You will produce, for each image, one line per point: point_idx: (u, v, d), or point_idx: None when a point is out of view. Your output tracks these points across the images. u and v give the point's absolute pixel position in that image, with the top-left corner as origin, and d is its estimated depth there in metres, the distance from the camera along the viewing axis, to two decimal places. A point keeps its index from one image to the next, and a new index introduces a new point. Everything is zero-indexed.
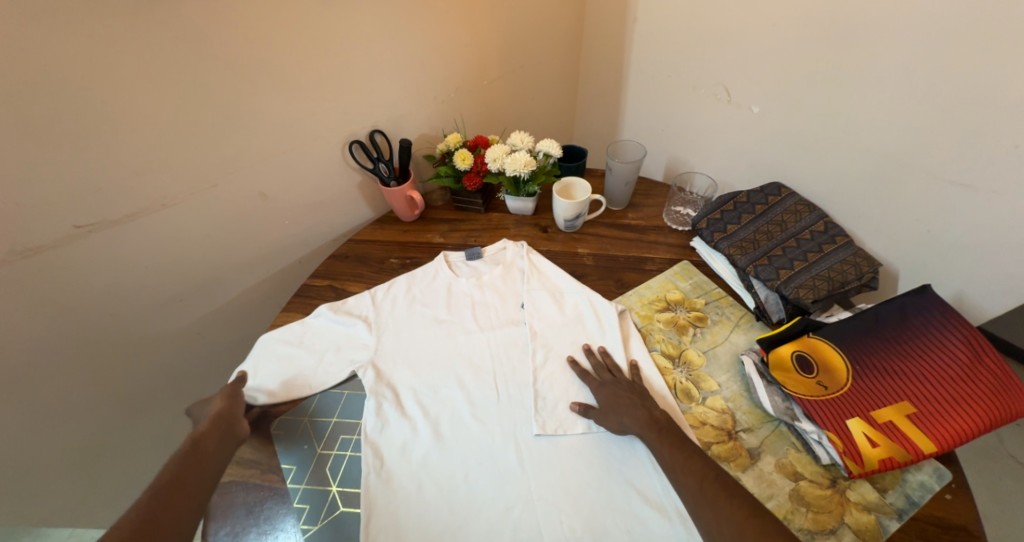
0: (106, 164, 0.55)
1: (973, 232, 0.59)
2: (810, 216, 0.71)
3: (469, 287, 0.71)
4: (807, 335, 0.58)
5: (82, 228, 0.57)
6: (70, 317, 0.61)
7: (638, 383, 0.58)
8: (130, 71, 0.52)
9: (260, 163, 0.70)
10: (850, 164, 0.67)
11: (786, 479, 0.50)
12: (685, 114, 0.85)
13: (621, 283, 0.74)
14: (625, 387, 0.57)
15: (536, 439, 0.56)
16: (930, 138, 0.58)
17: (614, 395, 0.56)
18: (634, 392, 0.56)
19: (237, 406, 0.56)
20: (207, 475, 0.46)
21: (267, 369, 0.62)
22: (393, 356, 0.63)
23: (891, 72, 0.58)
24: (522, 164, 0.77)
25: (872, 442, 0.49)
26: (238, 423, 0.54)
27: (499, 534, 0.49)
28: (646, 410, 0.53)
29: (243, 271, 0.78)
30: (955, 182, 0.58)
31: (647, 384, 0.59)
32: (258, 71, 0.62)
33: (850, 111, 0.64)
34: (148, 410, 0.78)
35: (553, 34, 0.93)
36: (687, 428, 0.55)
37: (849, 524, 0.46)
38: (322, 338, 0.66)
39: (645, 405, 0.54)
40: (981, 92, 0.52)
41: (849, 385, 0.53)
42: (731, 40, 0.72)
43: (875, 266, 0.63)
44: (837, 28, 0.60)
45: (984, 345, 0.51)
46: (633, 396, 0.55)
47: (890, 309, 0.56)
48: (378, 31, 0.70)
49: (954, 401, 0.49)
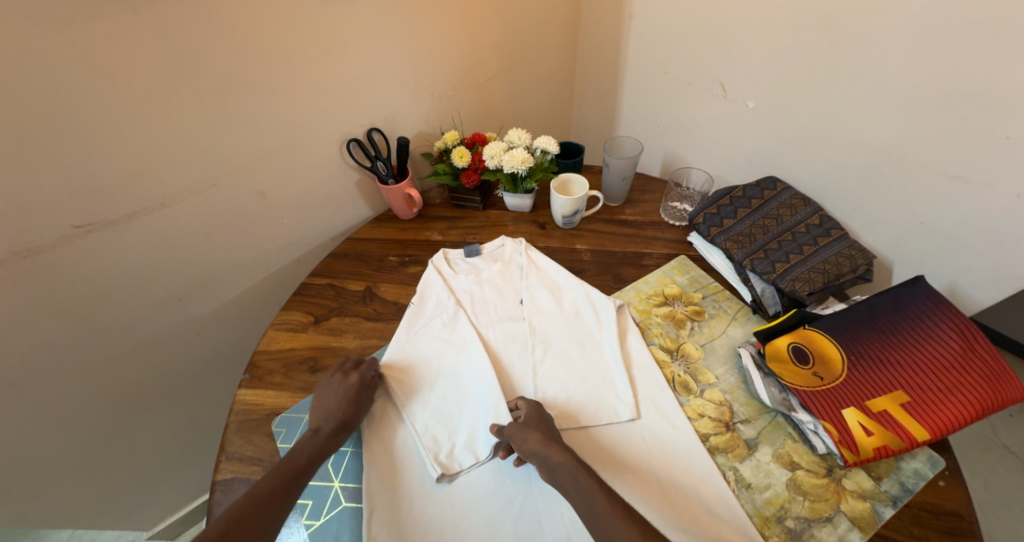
0: (104, 165, 0.56)
1: (965, 223, 0.60)
2: (805, 210, 0.71)
3: (468, 284, 0.72)
4: (803, 326, 0.58)
5: (80, 229, 0.58)
6: (70, 315, 0.62)
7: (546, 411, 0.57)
8: (128, 71, 0.52)
9: (260, 162, 0.70)
10: (846, 158, 0.67)
11: (783, 469, 0.51)
12: (681, 109, 0.86)
13: (619, 279, 0.74)
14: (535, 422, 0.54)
15: (507, 459, 0.55)
16: (923, 132, 0.59)
17: (538, 416, 0.54)
18: (550, 424, 0.54)
19: (357, 388, 0.57)
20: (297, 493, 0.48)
21: (411, 351, 0.64)
22: (409, 365, 0.62)
23: (886, 65, 0.59)
24: (520, 160, 0.77)
25: (867, 431, 0.49)
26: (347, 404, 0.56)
27: (501, 526, 0.50)
28: (539, 432, 0.52)
29: (243, 270, 0.78)
30: (948, 175, 0.59)
31: (569, 413, 0.57)
32: (256, 71, 0.62)
33: (844, 106, 0.64)
34: (149, 407, 0.79)
35: (550, 30, 0.93)
36: (609, 464, 0.53)
37: (845, 512, 0.47)
38: (421, 356, 0.63)
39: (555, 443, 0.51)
40: (971, 86, 0.53)
41: (845, 375, 0.53)
42: (726, 36, 0.72)
43: (870, 258, 0.64)
44: (830, 24, 0.61)
45: (974, 334, 0.51)
46: (545, 425, 0.53)
47: (884, 301, 0.57)
48: (376, 30, 0.70)
49: (947, 390, 0.50)
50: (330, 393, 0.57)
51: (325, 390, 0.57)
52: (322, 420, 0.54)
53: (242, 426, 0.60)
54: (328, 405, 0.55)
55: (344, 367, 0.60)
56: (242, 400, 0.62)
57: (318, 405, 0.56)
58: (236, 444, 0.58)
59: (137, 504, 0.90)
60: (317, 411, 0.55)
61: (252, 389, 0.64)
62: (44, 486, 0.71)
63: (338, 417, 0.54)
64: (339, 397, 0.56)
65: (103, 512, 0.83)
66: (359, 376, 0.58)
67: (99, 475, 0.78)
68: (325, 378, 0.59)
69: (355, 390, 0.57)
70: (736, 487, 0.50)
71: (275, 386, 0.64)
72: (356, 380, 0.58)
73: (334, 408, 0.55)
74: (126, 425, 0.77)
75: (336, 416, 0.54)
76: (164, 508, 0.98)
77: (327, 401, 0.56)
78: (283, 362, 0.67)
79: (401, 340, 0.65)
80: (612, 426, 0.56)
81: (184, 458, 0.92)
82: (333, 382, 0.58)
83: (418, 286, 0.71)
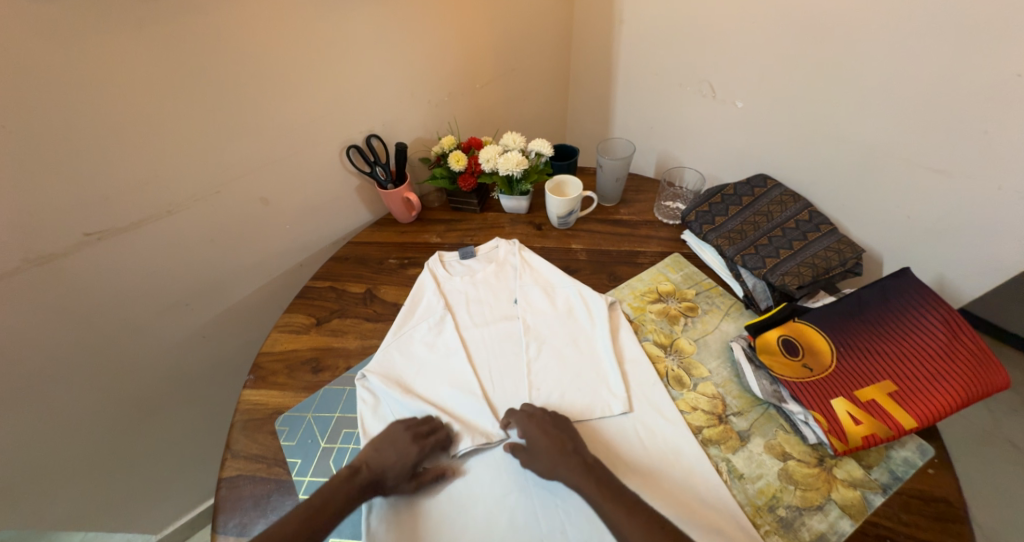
0: (114, 174, 0.58)
1: (949, 215, 0.61)
2: (795, 206, 0.72)
3: (464, 285, 0.74)
4: (792, 320, 0.59)
5: (91, 236, 0.60)
6: (82, 320, 0.64)
7: (549, 416, 0.56)
8: (136, 85, 0.55)
9: (262, 170, 0.72)
10: (833, 155, 0.69)
11: (775, 459, 0.52)
12: (672, 110, 0.87)
13: (613, 277, 0.76)
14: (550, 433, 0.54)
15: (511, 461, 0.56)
16: (906, 127, 0.60)
17: (543, 436, 0.53)
18: (562, 429, 0.55)
19: (414, 459, 0.53)
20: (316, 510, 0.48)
21: (406, 350, 0.66)
22: (402, 364, 0.64)
23: (868, 63, 0.60)
24: (515, 163, 0.79)
25: (856, 420, 0.50)
26: (393, 467, 0.52)
27: (499, 519, 0.51)
28: (551, 450, 0.52)
29: (247, 275, 0.80)
30: (931, 168, 0.60)
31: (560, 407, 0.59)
32: (256, 81, 0.65)
33: (830, 104, 0.66)
34: (157, 410, 0.81)
35: (543, 36, 0.95)
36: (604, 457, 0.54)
37: (836, 500, 0.48)
38: (416, 355, 0.65)
39: (581, 452, 0.52)
40: (950, 81, 0.54)
41: (833, 366, 0.54)
42: (713, 38, 0.74)
43: (858, 252, 0.64)
44: (813, 24, 0.62)
45: (961, 325, 0.52)
46: (557, 445, 0.52)
47: (871, 293, 0.57)
48: (373, 39, 0.73)
49: (934, 380, 0.50)
50: (392, 446, 0.53)
51: (392, 434, 0.55)
52: (370, 471, 0.52)
53: (247, 425, 0.62)
54: (379, 457, 0.53)
55: (419, 427, 0.56)
56: (246, 401, 0.64)
57: (375, 442, 0.54)
58: (241, 442, 0.60)
59: (147, 507, 0.92)
60: (371, 454, 0.53)
61: (256, 390, 0.65)
62: (56, 490, 0.73)
63: (381, 474, 0.51)
64: (395, 456, 0.52)
65: (115, 514, 0.85)
66: (423, 446, 0.54)
67: (109, 477, 0.80)
68: (397, 421, 0.56)
69: (411, 461, 0.52)
70: (729, 477, 0.51)
71: (279, 386, 0.66)
72: (417, 448, 0.53)
73: (384, 463, 0.52)
74: (135, 427, 0.79)
75: (379, 470, 0.51)
76: (174, 511, 0.99)
77: (384, 448, 0.53)
78: (285, 362, 0.68)
79: (396, 341, 0.66)
80: (605, 419, 0.57)
81: (193, 460, 0.94)
82: (403, 434, 0.54)
83: (415, 287, 0.73)
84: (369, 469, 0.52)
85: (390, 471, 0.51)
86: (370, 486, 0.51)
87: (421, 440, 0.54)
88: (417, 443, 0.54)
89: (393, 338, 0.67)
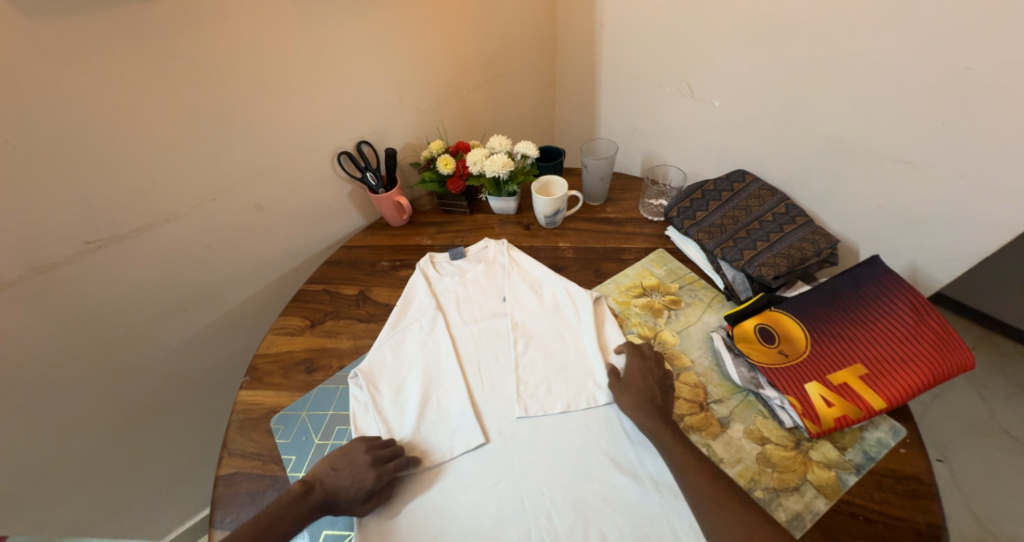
0: (113, 184, 0.61)
1: (918, 204, 0.63)
2: (772, 200, 0.74)
3: (453, 285, 0.76)
4: (769, 309, 0.61)
5: (92, 244, 0.62)
6: (83, 327, 0.66)
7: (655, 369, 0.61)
8: (132, 98, 0.57)
9: (256, 178, 0.75)
10: (808, 149, 0.71)
11: (753, 444, 0.53)
12: (654, 110, 0.89)
13: (599, 273, 0.78)
14: (649, 378, 0.59)
15: (501, 448, 0.58)
16: (873, 121, 0.62)
17: (639, 378, 0.59)
18: (658, 381, 0.59)
19: (365, 489, 0.51)
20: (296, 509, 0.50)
21: (395, 349, 0.67)
22: (391, 363, 0.66)
23: (835, 60, 0.62)
24: (501, 164, 0.81)
25: (828, 403, 0.52)
26: (345, 492, 0.51)
27: (487, 508, 0.53)
28: (634, 397, 0.57)
29: (243, 281, 0.83)
30: (898, 159, 0.62)
31: (546, 399, 0.61)
32: (248, 93, 0.67)
33: (801, 100, 0.68)
34: (157, 415, 0.83)
35: (527, 42, 0.98)
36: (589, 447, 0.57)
37: (811, 481, 0.49)
38: (406, 352, 0.67)
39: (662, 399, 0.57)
40: (911, 75, 0.57)
41: (808, 352, 0.56)
42: (689, 39, 0.76)
43: (833, 242, 0.66)
44: (782, 25, 0.65)
45: (927, 308, 0.54)
46: (646, 391, 0.57)
47: (844, 281, 0.59)
48: (360, 49, 0.75)
49: (902, 361, 0.52)
50: (346, 469, 0.53)
51: (351, 453, 0.54)
52: (322, 490, 0.52)
53: (243, 424, 0.63)
54: (333, 476, 0.52)
55: (381, 450, 0.55)
56: (242, 401, 0.66)
57: (333, 459, 0.54)
58: (237, 441, 0.62)
59: (149, 513, 0.93)
60: (325, 472, 0.53)
61: (252, 390, 0.67)
62: (59, 496, 0.74)
63: (334, 495, 0.51)
64: (349, 480, 0.52)
65: (118, 519, 0.86)
66: (377, 474, 0.52)
67: (109, 484, 0.81)
68: (360, 440, 0.56)
69: (362, 489, 0.51)
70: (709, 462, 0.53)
71: (274, 386, 0.68)
72: (370, 476, 0.52)
73: (339, 483, 0.52)
74: (136, 432, 0.81)
75: (332, 492, 0.51)
76: (176, 516, 1.01)
77: (341, 467, 0.53)
78: (281, 363, 0.70)
79: (385, 340, 0.68)
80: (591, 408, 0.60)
81: (193, 464, 0.95)
82: (362, 456, 0.53)
83: (406, 289, 0.75)
84: (321, 490, 0.52)
85: (341, 495, 0.51)
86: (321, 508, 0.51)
87: (376, 466, 0.53)
88: (372, 470, 0.52)
89: (383, 338, 0.68)
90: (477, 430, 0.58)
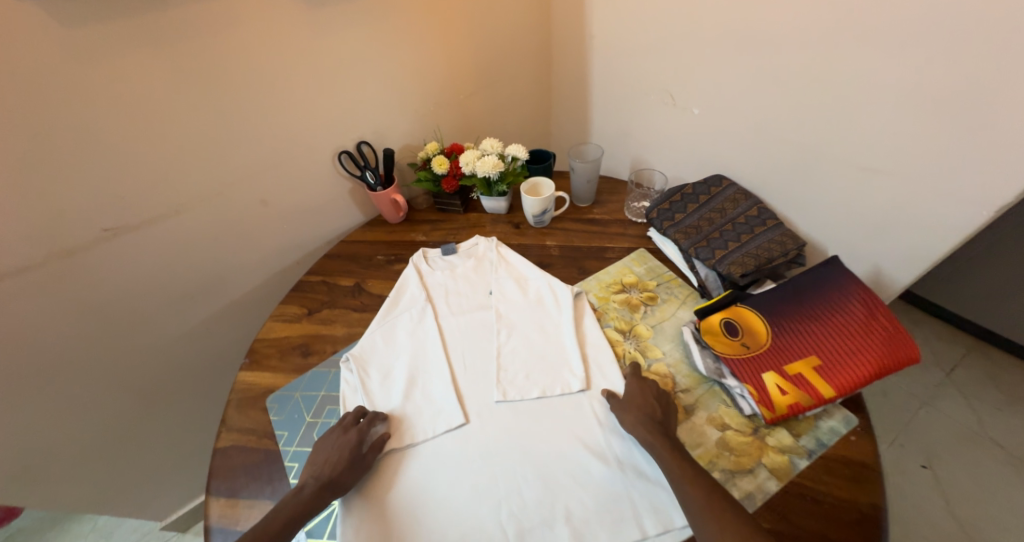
0: (130, 177, 0.66)
1: (880, 209, 0.66)
2: (746, 203, 0.78)
3: (444, 278, 0.80)
4: (735, 304, 0.64)
5: (108, 232, 0.68)
6: (98, 308, 0.71)
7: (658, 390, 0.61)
8: (150, 98, 0.63)
9: (262, 174, 0.80)
10: (781, 156, 0.74)
11: (714, 430, 0.56)
12: (641, 117, 0.94)
13: (583, 270, 0.82)
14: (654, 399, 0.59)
15: (479, 430, 0.61)
16: (838, 130, 0.66)
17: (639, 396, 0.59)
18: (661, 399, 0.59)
19: (354, 439, 0.58)
20: (300, 496, 0.53)
21: (386, 335, 0.72)
22: (381, 348, 0.70)
23: (803, 73, 0.66)
24: (492, 166, 0.85)
25: (782, 390, 0.55)
26: (339, 454, 0.56)
27: (462, 483, 0.56)
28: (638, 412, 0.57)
29: (247, 271, 0.88)
30: (861, 167, 0.66)
31: (524, 386, 0.65)
32: (256, 95, 0.72)
33: (774, 109, 0.72)
34: (163, 396, 0.87)
35: (523, 51, 1.03)
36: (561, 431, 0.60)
37: (765, 464, 0.53)
38: (395, 339, 0.72)
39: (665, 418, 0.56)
40: (871, 88, 0.60)
41: (768, 344, 0.59)
42: (672, 51, 0.81)
43: (800, 243, 0.70)
44: (756, 39, 0.69)
45: (878, 305, 0.57)
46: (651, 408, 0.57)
47: (805, 279, 0.63)
48: (362, 57, 0.81)
49: (852, 353, 0.55)
50: (327, 444, 0.58)
51: (325, 440, 0.59)
52: (313, 475, 0.55)
53: (241, 402, 0.68)
54: (317, 459, 0.56)
55: (346, 421, 0.61)
56: (241, 381, 0.71)
57: (312, 457, 0.57)
58: (235, 417, 0.66)
59: (152, 492, 0.98)
60: (309, 467, 0.56)
61: (251, 371, 0.72)
62: (70, 468, 0.79)
63: (330, 473, 0.54)
64: (336, 448, 0.57)
65: (122, 496, 0.91)
66: (357, 431, 0.59)
67: (117, 460, 0.86)
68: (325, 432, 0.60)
69: (350, 442, 0.57)
70: None
71: (271, 368, 0.72)
72: (350, 433, 0.58)
73: (327, 461, 0.56)
74: (143, 411, 0.85)
75: (326, 471, 0.54)
76: (178, 497, 1.05)
77: (320, 453, 0.57)
78: (279, 347, 0.75)
79: (376, 327, 0.72)
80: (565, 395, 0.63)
81: (195, 447, 1.00)
82: (333, 433, 0.59)
83: (399, 281, 0.80)
84: (314, 472, 0.55)
85: (337, 462, 0.55)
86: (326, 483, 0.54)
87: (350, 426, 0.60)
88: (350, 430, 0.59)
89: (374, 325, 0.73)
90: (458, 410, 0.62)
